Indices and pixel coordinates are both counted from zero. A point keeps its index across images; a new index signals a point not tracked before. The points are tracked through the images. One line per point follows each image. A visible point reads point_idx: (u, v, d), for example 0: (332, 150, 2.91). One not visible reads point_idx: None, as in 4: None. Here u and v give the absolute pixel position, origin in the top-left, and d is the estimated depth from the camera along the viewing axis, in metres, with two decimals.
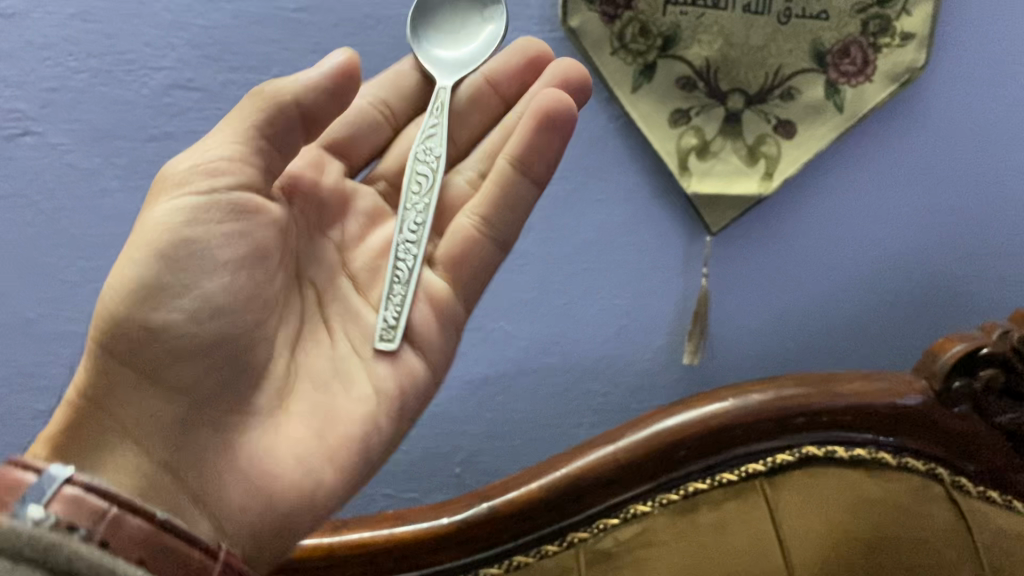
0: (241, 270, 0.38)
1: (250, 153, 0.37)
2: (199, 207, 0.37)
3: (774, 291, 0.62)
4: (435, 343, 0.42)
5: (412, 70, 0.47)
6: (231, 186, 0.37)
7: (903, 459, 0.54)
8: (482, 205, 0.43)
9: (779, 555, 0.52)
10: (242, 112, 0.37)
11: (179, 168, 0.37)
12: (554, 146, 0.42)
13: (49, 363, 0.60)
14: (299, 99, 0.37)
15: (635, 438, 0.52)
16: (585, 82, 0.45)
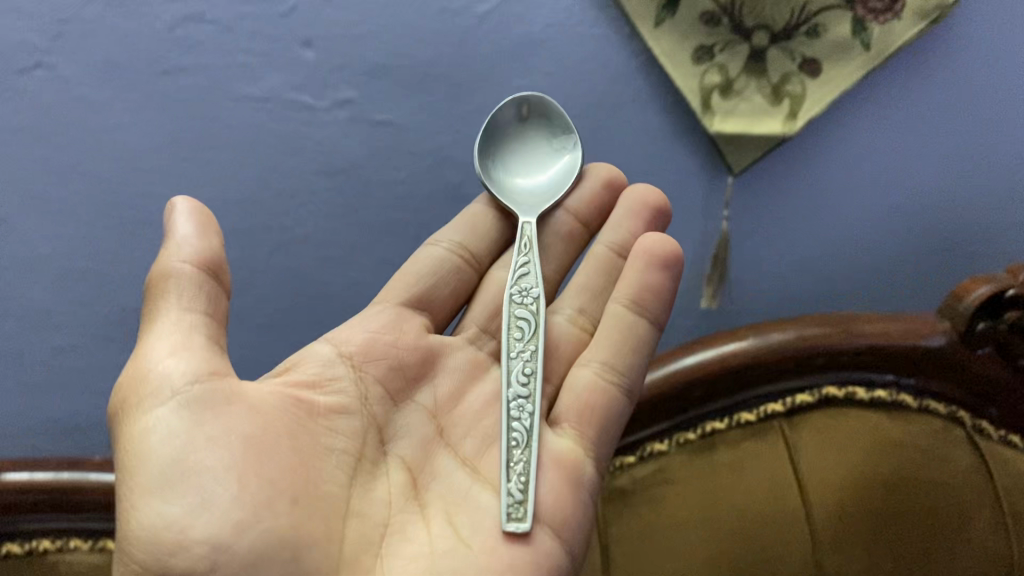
0: (243, 444, 0.33)
1: (163, 346, 0.34)
2: (175, 418, 0.33)
3: (795, 234, 0.61)
4: (569, 519, 0.37)
5: (487, 211, 0.49)
6: (174, 363, 0.34)
7: (924, 403, 0.53)
8: (602, 357, 0.42)
9: (796, 495, 0.52)
10: (156, 330, 0.35)
11: (143, 408, 0.33)
12: (665, 286, 0.43)
13: (62, 300, 0.59)
14: (185, 254, 0.35)
15: (650, 378, 0.51)
16: (666, 206, 0.48)
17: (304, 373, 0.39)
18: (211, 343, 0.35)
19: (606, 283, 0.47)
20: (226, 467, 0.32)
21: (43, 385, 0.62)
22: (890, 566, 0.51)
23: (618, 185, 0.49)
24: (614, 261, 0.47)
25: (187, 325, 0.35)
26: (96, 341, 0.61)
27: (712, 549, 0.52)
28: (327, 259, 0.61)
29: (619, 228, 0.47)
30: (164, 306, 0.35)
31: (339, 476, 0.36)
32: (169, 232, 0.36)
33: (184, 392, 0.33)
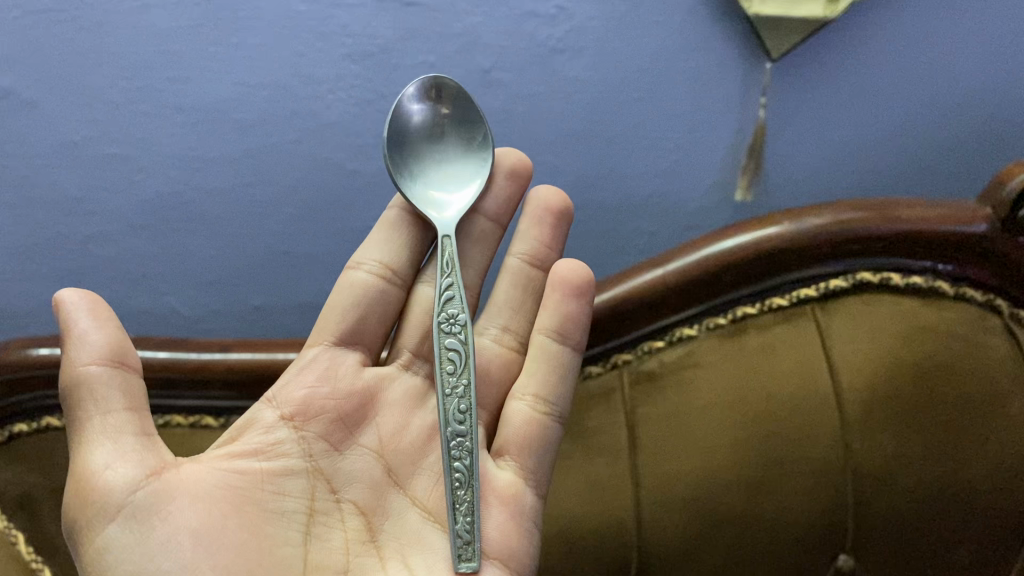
0: (192, 539, 0.33)
1: (100, 453, 0.34)
2: (124, 533, 0.33)
3: (833, 122, 0.59)
4: (516, 550, 0.39)
5: (403, 215, 0.48)
6: (121, 472, 0.34)
7: (961, 290, 0.51)
8: (534, 387, 0.45)
9: (827, 379, 0.52)
10: (84, 443, 0.34)
11: (90, 529, 0.33)
12: (583, 313, 0.46)
13: (94, 185, 0.58)
14: (88, 356, 0.34)
15: (684, 262, 0.51)
16: (568, 207, 0.49)
17: (250, 441, 0.39)
18: (141, 437, 0.35)
19: (525, 295, 0.49)
20: (184, 568, 0.33)
21: (79, 272, 0.61)
22: (918, 449, 0.51)
23: (522, 174, 0.49)
24: (530, 272, 0.49)
25: (113, 429, 0.34)
26: (127, 231, 0.60)
27: (740, 432, 0.52)
28: (358, 146, 0.59)
29: (528, 238, 0.49)
30: (81, 409, 0.34)
31: (294, 537, 0.37)
32: (62, 330, 0.34)
33: (132, 498, 0.33)
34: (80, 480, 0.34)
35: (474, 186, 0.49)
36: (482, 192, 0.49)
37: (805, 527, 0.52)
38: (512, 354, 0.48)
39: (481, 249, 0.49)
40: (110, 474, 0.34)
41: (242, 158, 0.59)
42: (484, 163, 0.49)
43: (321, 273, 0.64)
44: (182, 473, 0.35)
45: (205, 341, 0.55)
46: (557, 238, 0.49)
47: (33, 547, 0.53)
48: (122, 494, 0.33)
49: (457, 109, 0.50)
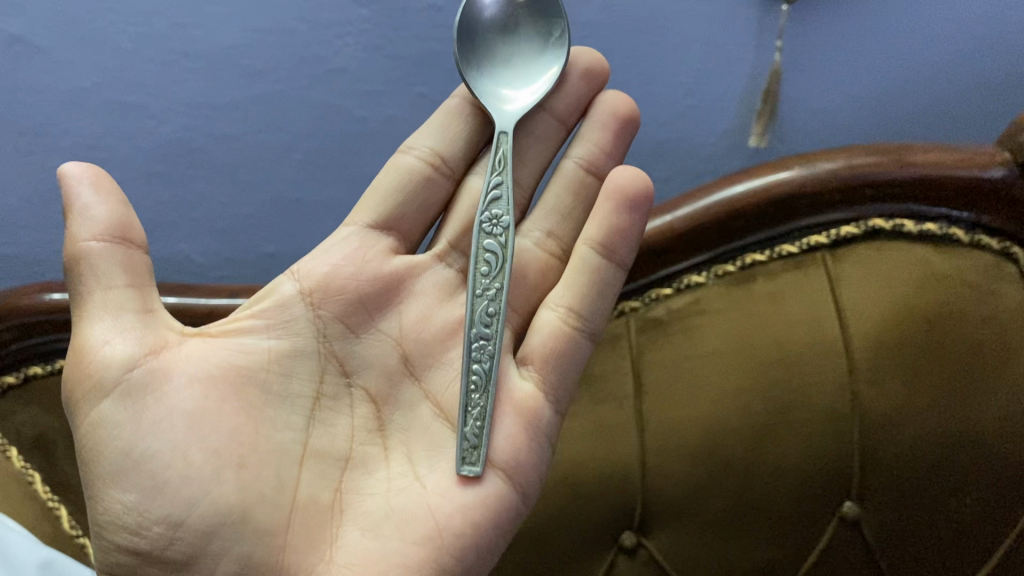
0: (188, 418, 0.36)
1: (98, 324, 0.36)
2: (118, 409, 0.35)
3: (852, 67, 0.57)
4: (524, 463, 0.40)
5: (467, 107, 0.48)
6: (119, 345, 0.36)
7: (976, 238, 0.50)
8: (568, 299, 0.44)
9: (836, 326, 0.51)
10: (85, 315, 0.36)
11: (83, 394, 0.35)
12: (633, 228, 0.44)
13: (106, 132, 0.58)
14: (88, 232, 0.35)
15: (692, 209, 0.50)
16: (635, 115, 0.48)
17: (261, 318, 0.41)
18: (140, 313, 0.37)
19: (576, 201, 0.48)
20: (177, 446, 0.35)
21: None
22: (927, 399, 0.50)
23: (598, 74, 0.48)
24: (584, 178, 0.48)
25: (114, 304, 0.36)
26: (140, 177, 0.60)
27: (745, 379, 0.52)
28: (368, 93, 0.59)
29: (589, 141, 0.48)
30: (83, 282, 0.36)
31: (296, 421, 0.39)
32: (65, 201, 0.36)
33: (132, 369, 0.36)
34: (82, 348, 0.36)
35: (544, 83, 0.48)
36: (554, 89, 0.48)
37: (810, 473, 0.52)
38: (549, 260, 0.48)
39: (540, 148, 0.49)
40: (109, 344, 0.36)
41: (251, 104, 0.59)
42: (557, 60, 0.48)
43: (332, 218, 0.63)
44: (182, 353, 0.37)
45: (216, 287, 0.56)
46: (616, 146, 0.48)
47: (49, 486, 0.54)
48: (120, 367, 0.35)
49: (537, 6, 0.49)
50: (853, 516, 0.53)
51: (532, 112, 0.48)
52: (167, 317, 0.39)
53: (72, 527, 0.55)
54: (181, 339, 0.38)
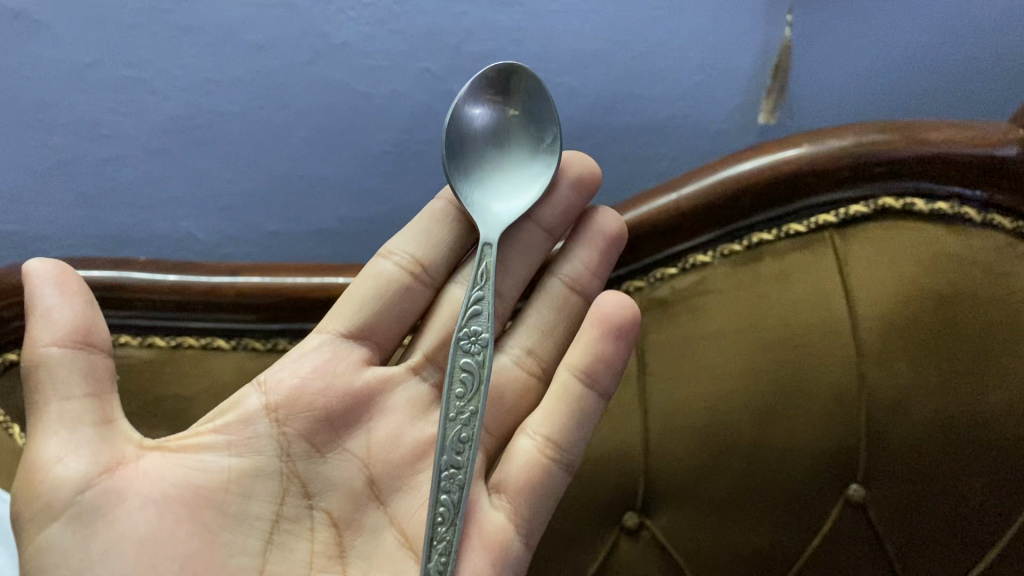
0: (136, 549, 0.35)
1: (52, 435, 0.35)
2: (67, 533, 0.35)
3: (862, 41, 0.55)
4: None
5: (451, 207, 0.48)
6: (73, 463, 0.35)
7: (989, 218, 0.49)
8: (546, 427, 0.44)
9: (843, 307, 0.50)
10: (40, 428, 0.35)
11: (31, 516, 0.35)
12: (616, 358, 0.45)
13: (108, 108, 0.57)
14: (49, 337, 0.35)
15: (698, 187, 0.50)
16: (623, 233, 0.48)
17: (223, 433, 0.40)
18: (99, 425, 0.36)
19: (558, 318, 0.49)
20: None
21: (95, 196, 0.60)
22: (934, 380, 0.50)
23: (590, 184, 0.48)
24: (568, 296, 0.49)
25: (70, 418, 0.36)
26: (143, 155, 0.59)
27: (750, 360, 0.51)
28: (369, 68, 0.57)
29: (576, 259, 0.48)
30: (40, 388, 0.35)
31: (254, 546, 0.39)
32: (30, 305, 0.36)
33: (89, 491, 0.35)
34: (35, 461, 0.35)
35: (533, 196, 0.47)
36: (540, 201, 0.47)
37: (814, 457, 0.51)
38: (527, 378, 0.48)
39: (525, 257, 0.48)
40: (66, 459, 0.35)
41: (253, 81, 0.57)
42: (550, 169, 0.47)
43: (334, 196, 0.62)
44: (139, 470, 0.37)
45: (216, 264, 0.55)
46: (603, 265, 0.48)
47: None
48: (76, 488, 0.35)
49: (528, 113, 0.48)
50: (858, 498, 0.52)
51: (521, 221, 0.48)
52: (128, 429, 0.38)
53: None
54: (139, 452, 0.38)
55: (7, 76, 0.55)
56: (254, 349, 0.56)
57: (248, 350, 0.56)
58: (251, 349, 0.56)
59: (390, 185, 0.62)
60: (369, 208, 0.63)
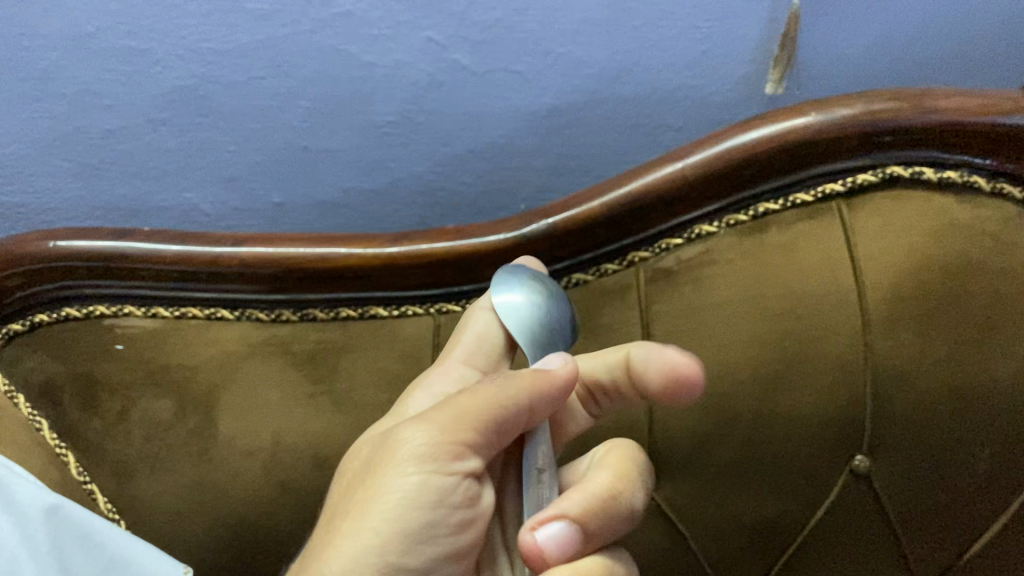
0: (412, 472, 0.37)
1: (474, 433, 0.38)
2: (420, 479, 0.37)
3: (878, 8, 0.54)
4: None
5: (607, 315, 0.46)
6: (475, 435, 0.38)
7: (998, 186, 0.49)
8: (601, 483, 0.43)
9: (850, 277, 0.50)
10: (507, 415, 0.39)
11: (421, 440, 0.38)
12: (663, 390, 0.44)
13: (109, 79, 0.56)
14: (548, 381, 0.40)
15: (705, 155, 0.49)
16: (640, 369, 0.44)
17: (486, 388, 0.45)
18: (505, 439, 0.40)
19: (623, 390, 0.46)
20: (409, 497, 0.37)
21: (101, 167, 0.61)
22: (942, 350, 0.49)
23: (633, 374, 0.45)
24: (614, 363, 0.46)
25: (493, 423, 0.38)
26: (146, 125, 0.59)
27: (756, 330, 0.51)
28: (372, 38, 0.55)
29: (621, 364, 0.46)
30: (474, 425, 0.38)
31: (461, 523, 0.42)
32: (544, 367, 0.40)
33: (433, 466, 0.37)
34: (449, 439, 0.38)
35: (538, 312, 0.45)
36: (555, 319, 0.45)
37: (819, 428, 0.51)
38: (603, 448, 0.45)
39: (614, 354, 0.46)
40: (450, 448, 0.38)
41: (257, 50, 0.56)
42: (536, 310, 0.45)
43: (338, 167, 0.62)
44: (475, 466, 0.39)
45: (218, 234, 0.55)
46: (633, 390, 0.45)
47: (57, 434, 0.56)
48: (408, 455, 0.38)
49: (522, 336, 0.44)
50: (863, 469, 0.52)
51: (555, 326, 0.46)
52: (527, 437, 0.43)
53: (80, 474, 0.56)
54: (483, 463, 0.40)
55: (9, 45, 0.54)
56: (257, 319, 0.56)
57: (253, 320, 0.56)
58: (254, 319, 0.56)
59: (393, 156, 0.61)
60: (373, 180, 0.63)
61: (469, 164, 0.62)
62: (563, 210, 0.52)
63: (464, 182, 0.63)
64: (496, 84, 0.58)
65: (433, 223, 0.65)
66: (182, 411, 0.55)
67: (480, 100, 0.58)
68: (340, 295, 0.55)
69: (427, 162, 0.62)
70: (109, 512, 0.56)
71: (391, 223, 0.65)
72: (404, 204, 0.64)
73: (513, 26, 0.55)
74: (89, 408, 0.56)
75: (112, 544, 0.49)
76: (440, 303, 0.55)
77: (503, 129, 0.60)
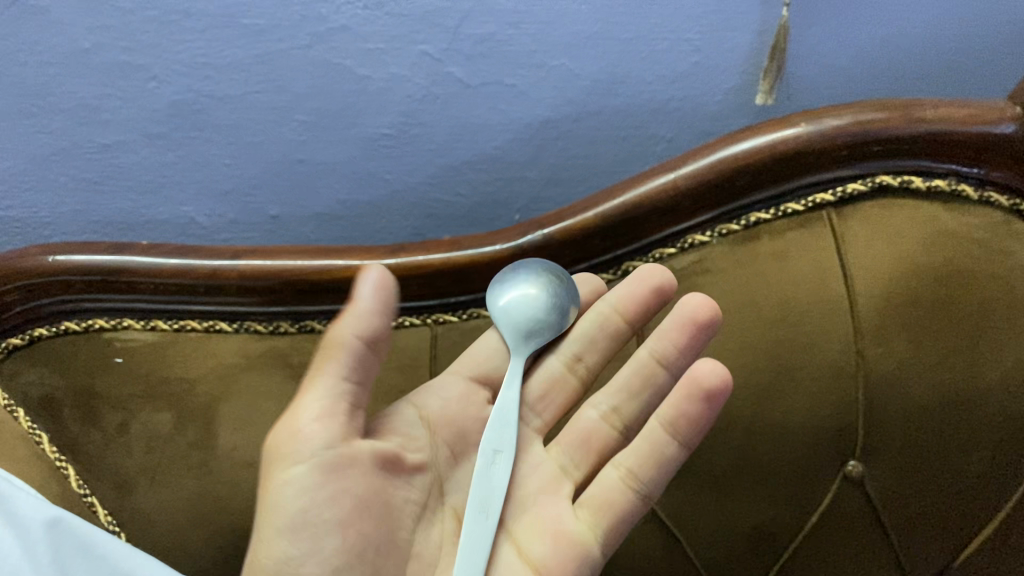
0: (284, 468, 0.40)
1: (327, 403, 0.40)
2: (306, 474, 0.40)
3: (866, 18, 0.55)
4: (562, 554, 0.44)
5: (691, 306, 0.46)
6: (322, 405, 0.40)
7: (986, 195, 0.50)
8: (629, 460, 0.46)
9: (839, 284, 0.51)
10: (315, 388, 0.41)
11: (284, 436, 0.40)
12: (697, 417, 0.44)
13: (106, 94, 0.57)
14: (353, 329, 0.40)
15: (697, 166, 0.50)
16: (695, 382, 0.44)
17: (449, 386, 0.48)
18: (355, 409, 0.41)
19: (644, 388, 0.48)
20: (298, 492, 0.39)
21: (97, 181, 0.61)
22: (933, 356, 0.50)
23: (688, 385, 0.44)
24: (656, 369, 0.48)
25: (330, 390, 0.40)
26: (142, 140, 0.59)
27: (748, 337, 0.52)
28: (367, 51, 0.56)
29: (664, 338, 0.47)
30: (319, 395, 0.40)
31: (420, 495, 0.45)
32: (364, 292, 0.41)
33: (315, 456, 0.40)
34: (311, 415, 0.40)
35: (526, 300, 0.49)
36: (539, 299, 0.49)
37: (812, 434, 0.52)
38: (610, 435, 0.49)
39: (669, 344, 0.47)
40: (320, 419, 0.40)
41: (252, 64, 0.56)
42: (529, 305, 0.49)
43: (334, 180, 0.62)
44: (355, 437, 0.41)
45: (217, 248, 0.56)
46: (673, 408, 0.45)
47: (57, 446, 0.56)
48: (281, 450, 0.40)
49: (540, 321, 0.49)
50: (857, 474, 0.52)
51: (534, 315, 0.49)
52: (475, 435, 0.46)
53: (80, 487, 0.56)
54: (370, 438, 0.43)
55: (6, 62, 0.55)
56: (255, 331, 0.56)
57: (252, 332, 0.56)
58: (252, 332, 0.56)
59: (388, 168, 0.62)
60: (368, 192, 0.63)
61: (464, 175, 0.62)
62: (559, 220, 0.53)
63: (459, 194, 0.64)
64: (490, 96, 0.58)
65: (428, 234, 0.65)
66: (182, 424, 0.56)
67: (475, 112, 0.59)
68: (340, 307, 0.56)
69: (422, 174, 0.62)
70: (111, 524, 0.56)
71: (387, 235, 0.65)
72: (399, 215, 0.64)
73: (507, 39, 0.55)
74: (89, 421, 0.56)
75: (114, 555, 0.50)
76: (437, 313, 0.56)
77: (497, 140, 0.60)
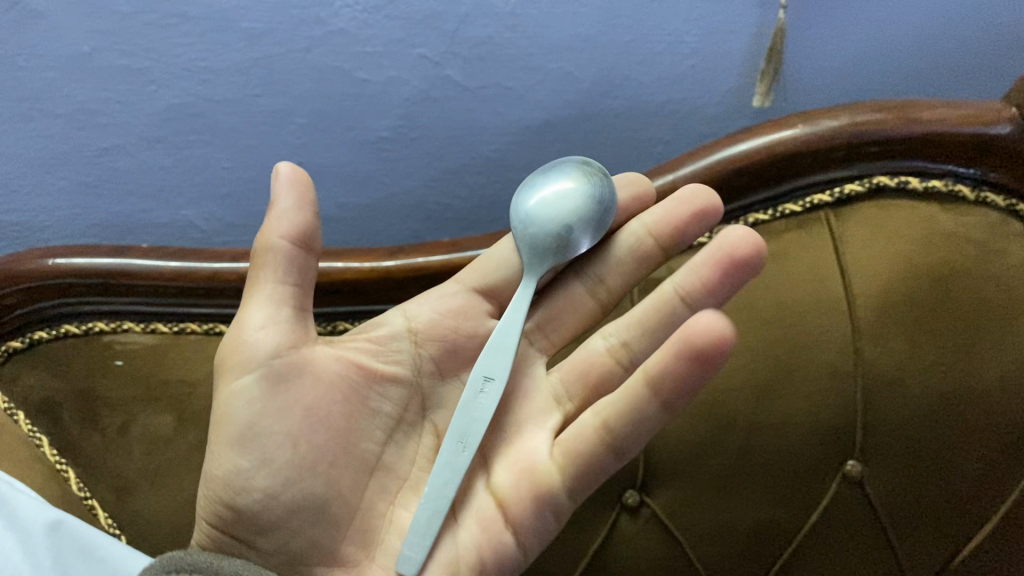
0: (232, 377, 0.39)
1: (268, 309, 0.39)
2: (255, 385, 0.39)
3: (862, 21, 0.55)
4: (523, 506, 0.42)
5: (741, 241, 0.41)
6: (267, 313, 0.39)
7: (982, 196, 0.50)
8: (609, 414, 0.41)
9: (837, 285, 0.51)
10: (255, 301, 0.39)
11: (230, 341, 0.40)
12: (692, 379, 0.39)
13: (105, 98, 0.57)
14: (282, 231, 0.38)
15: (695, 168, 0.50)
16: (701, 343, 0.38)
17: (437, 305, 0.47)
18: (298, 312, 0.40)
19: (658, 325, 0.45)
20: (250, 403, 0.39)
21: (95, 186, 0.61)
22: (930, 356, 0.50)
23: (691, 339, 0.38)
24: (674, 308, 0.44)
25: (275, 298, 0.39)
26: (141, 143, 0.59)
27: (746, 337, 0.52)
28: (366, 55, 0.56)
29: (692, 272, 0.42)
30: (262, 302, 0.39)
31: (395, 406, 0.44)
32: (282, 207, 0.38)
33: (260, 366, 0.39)
34: (256, 324, 0.39)
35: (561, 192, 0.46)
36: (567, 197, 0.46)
37: (811, 434, 0.52)
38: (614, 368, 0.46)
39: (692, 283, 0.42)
40: (264, 328, 0.39)
41: (252, 68, 0.56)
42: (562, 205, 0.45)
43: (333, 183, 0.62)
44: (306, 346, 0.40)
45: (216, 251, 0.56)
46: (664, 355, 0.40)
47: (57, 449, 0.56)
48: (227, 359, 0.39)
49: (568, 231, 0.45)
50: (856, 475, 0.52)
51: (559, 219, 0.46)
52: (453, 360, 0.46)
53: (81, 489, 0.56)
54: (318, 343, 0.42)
55: (4, 66, 0.55)
56: None
57: None
58: None
59: (387, 171, 0.62)
60: (367, 195, 0.63)
61: (462, 178, 0.63)
62: None
63: (457, 197, 0.64)
64: (489, 99, 0.58)
65: (426, 237, 0.66)
66: (182, 426, 0.56)
67: (473, 115, 0.59)
68: (340, 309, 0.56)
69: (420, 177, 0.62)
70: (112, 527, 0.56)
71: (386, 238, 0.66)
72: (397, 218, 0.65)
73: (505, 42, 0.56)
74: (89, 423, 0.56)
75: (114, 557, 0.50)
76: None
77: (495, 143, 0.61)
